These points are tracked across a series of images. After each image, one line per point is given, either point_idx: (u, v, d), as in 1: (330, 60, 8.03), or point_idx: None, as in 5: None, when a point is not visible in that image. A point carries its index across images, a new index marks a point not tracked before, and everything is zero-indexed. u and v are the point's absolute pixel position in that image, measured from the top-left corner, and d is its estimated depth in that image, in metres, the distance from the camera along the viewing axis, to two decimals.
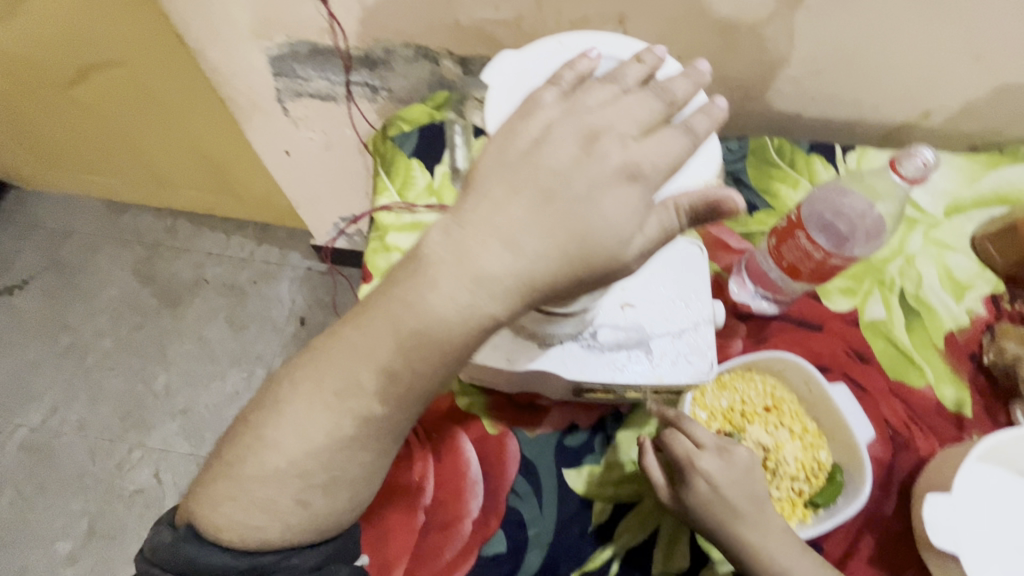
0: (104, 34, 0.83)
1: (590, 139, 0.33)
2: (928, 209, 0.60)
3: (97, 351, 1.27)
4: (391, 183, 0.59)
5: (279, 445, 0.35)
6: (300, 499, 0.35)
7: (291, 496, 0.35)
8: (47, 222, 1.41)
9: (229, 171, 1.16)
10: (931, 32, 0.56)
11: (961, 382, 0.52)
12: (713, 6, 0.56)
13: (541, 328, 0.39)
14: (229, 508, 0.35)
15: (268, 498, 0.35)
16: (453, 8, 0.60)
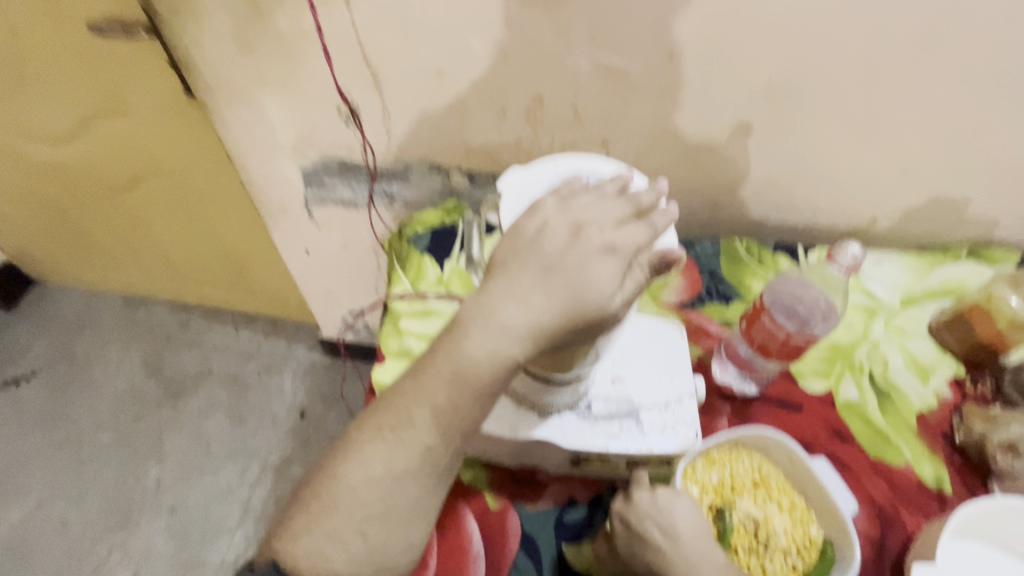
0: (160, 151, 0.96)
1: (577, 227, 0.39)
2: (885, 300, 0.67)
3: (93, 444, 1.27)
4: (405, 274, 0.67)
5: (348, 478, 0.37)
6: (362, 529, 0.37)
7: (354, 524, 0.37)
8: (66, 315, 1.47)
9: (249, 269, 1.25)
10: (861, 155, 0.67)
11: (938, 460, 0.56)
12: (679, 134, 0.68)
13: (540, 398, 0.44)
14: (304, 539, 0.37)
15: (336, 526, 0.37)
16: (464, 134, 0.73)
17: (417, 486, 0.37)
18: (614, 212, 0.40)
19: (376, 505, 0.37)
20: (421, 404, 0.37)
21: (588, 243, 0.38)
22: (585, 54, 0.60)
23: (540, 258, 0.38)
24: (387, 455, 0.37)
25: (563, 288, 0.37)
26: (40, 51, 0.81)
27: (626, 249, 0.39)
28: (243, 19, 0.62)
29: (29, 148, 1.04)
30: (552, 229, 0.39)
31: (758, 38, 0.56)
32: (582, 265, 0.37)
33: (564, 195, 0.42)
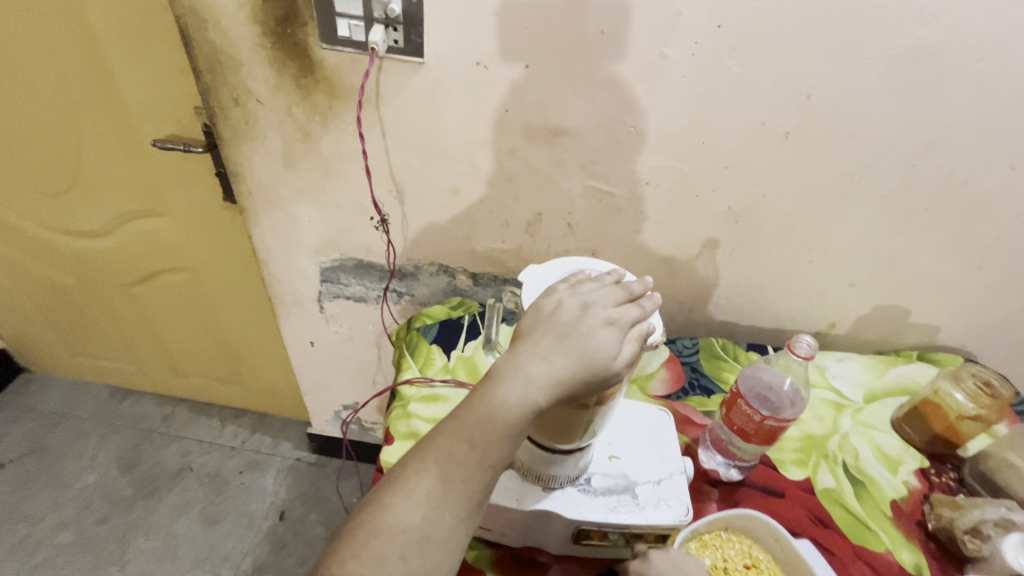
0: (186, 248, 1.05)
1: (585, 306, 0.44)
2: (850, 396, 0.74)
3: (51, 546, 1.18)
4: (414, 361, 0.72)
5: (395, 507, 0.39)
6: (403, 552, 0.38)
7: (395, 549, 0.38)
8: (47, 405, 1.44)
9: (247, 362, 1.28)
10: (812, 268, 0.79)
11: (914, 546, 0.59)
12: (658, 247, 0.79)
13: (546, 470, 0.48)
14: (351, 564, 0.38)
15: (379, 550, 0.38)
16: (471, 241, 0.83)
17: (453, 515, 0.39)
18: (613, 295, 0.46)
19: (416, 531, 0.39)
20: (460, 438, 0.40)
21: (593, 317, 0.43)
22: (577, 181, 0.73)
23: (556, 326, 0.43)
24: (430, 485, 0.40)
25: (574, 350, 0.42)
26: (98, 159, 0.93)
27: (625, 322, 0.44)
28: (291, 141, 0.74)
29: (60, 241, 1.11)
30: (564, 306, 0.45)
31: (716, 173, 0.70)
32: (590, 333, 0.42)
33: (569, 281, 0.48)
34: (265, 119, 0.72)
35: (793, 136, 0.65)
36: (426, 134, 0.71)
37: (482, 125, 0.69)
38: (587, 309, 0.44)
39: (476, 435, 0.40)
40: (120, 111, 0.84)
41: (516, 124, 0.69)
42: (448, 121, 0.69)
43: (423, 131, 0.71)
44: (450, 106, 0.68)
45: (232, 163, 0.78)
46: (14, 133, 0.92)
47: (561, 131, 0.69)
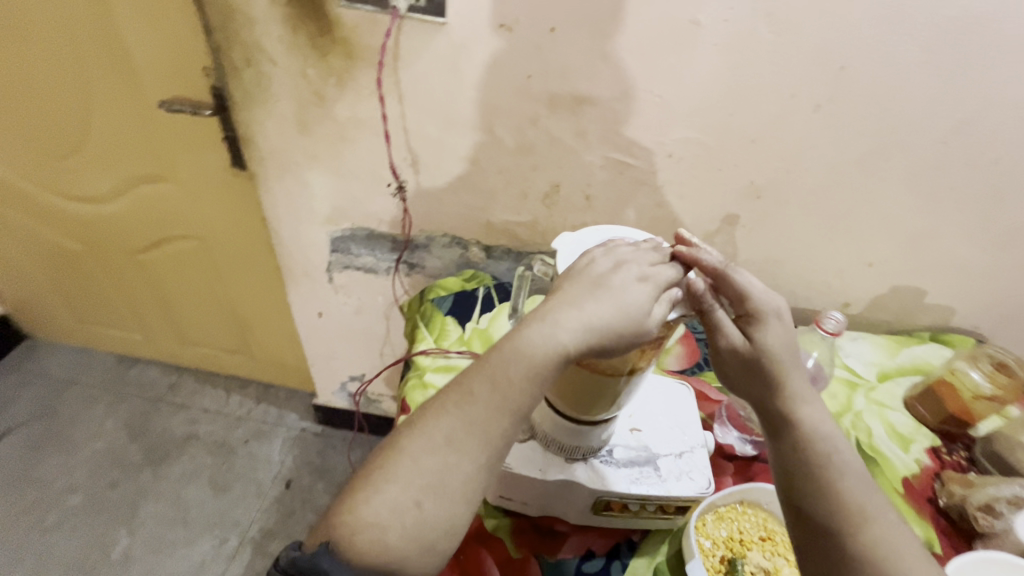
0: (194, 215, 1.03)
1: (619, 262, 0.44)
2: (863, 375, 0.74)
3: (60, 509, 1.19)
4: (429, 333, 0.72)
5: (411, 450, 0.38)
6: (418, 500, 0.37)
7: (411, 495, 0.37)
8: (51, 372, 1.44)
9: (254, 332, 1.28)
10: (832, 246, 0.78)
11: (925, 522, 0.60)
12: (676, 222, 0.77)
13: (570, 440, 0.49)
14: (363, 510, 0.37)
15: (395, 495, 0.37)
16: (486, 213, 0.82)
17: (472, 460, 0.38)
18: (649, 253, 0.46)
19: (434, 476, 0.38)
20: (482, 379, 0.40)
21: (628, 274, 0.43)
22: (598, 152, 0.72)
23: (587, 280, 0.43)
24: (450, 427, 0.39)
25: (607, 303, 0.41)
26: (103, 122, 0.90)
27: (660, 282, 0.44)
28: (305, 105, 0.71)
29: (63, 205, 1.09)
30: (600, 261, 0.44)
31: (742, 146, 0.68)
32: (626, 289, 0.42)
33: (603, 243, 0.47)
34: (279, 80, 0.70)
35: (824, 109, 0.64)
36: (446, 101, 0.69)
37: (504, 93, 0.67)
38: (623, 265, 0.44)
39: (497, 374, 0.40)
40: (127, 71, 0.81)
41: (539, 92, 0.67)
42: (469, 87, 0.67)
43: (442, 97, 0.68)
44: (471, 71, 0.66)
45: (243, 127, 0.76)
46: (16, 92, 0.90)
47: (585, 100, 0.67)
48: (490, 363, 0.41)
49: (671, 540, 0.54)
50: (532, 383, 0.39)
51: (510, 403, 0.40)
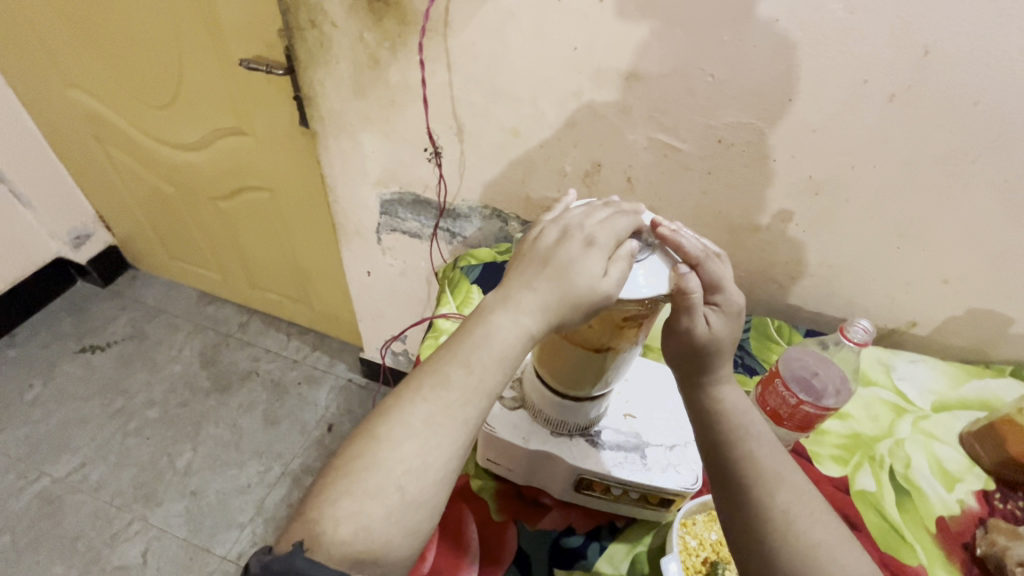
0: (267, 169, 1.12)
1: (565, 229, 0.44)
2: (915, 402, 0.67)
3: (141, 418, 1.37)
4: (452, 298, 0.74)
5: (389, 437, 0.40)
6: (400, 484, 0.39)
7: (394, 480, 0.39)
8: (147, 300, 1.64)
9: (313, 284, 1.38)
10: (898, 255, 0.70)
11: (954, 568, 0.53)
12: (719, 214, 0.73)
13: (556, 415, 0.48)
14: (344, 502, 0.38)
15: (377, 483, 0.38)
16: (526, 187, 0.82)
17: (451, 443, 0.40)
18: (598, 213, 0.45)
19: (415, 461, 0.39)
20: (457, 363, 0.41)
21: (573, 241, 0.43)
22: (642, 132, 0.69)
23: (539, 255, 0.43)
24: (427, 411, 0.41)
25: (554, 278, 0.41)
26: (195, 74, 0.99)
27: (608, 241, 0.43)
28: (361, 68, 0.75)
29: (162, 151, 1.23)
30: (547, 231, 0.45)
31: (801, 136, 0.63)
32: (570, 259, 0.42)
33: (557, 214, 0.48)
34: (340, 43, 0.73)
35: (901, 98, 0.57)
36: (492, 70, 0.69)
37: (549, 65, 0.66)
38: (567, 231, 0.44)
39: (472, 360, 0.41)
40: (216, 29, 0.89)
41: (585, 64, 0.65)
42: (514, 57, 0.67)
43: (488, 65, 0.69)
44: (517, 40, 0.65)
45: (307, 87, 0.81)
46: (128, 45, 1.01)
47: (631, 75, 0.64)
48: (461, 348, 0.42)
49: (655, 533, 0.53)
50: (501, 363, 0.41)
51: (483, 361, 0.41)
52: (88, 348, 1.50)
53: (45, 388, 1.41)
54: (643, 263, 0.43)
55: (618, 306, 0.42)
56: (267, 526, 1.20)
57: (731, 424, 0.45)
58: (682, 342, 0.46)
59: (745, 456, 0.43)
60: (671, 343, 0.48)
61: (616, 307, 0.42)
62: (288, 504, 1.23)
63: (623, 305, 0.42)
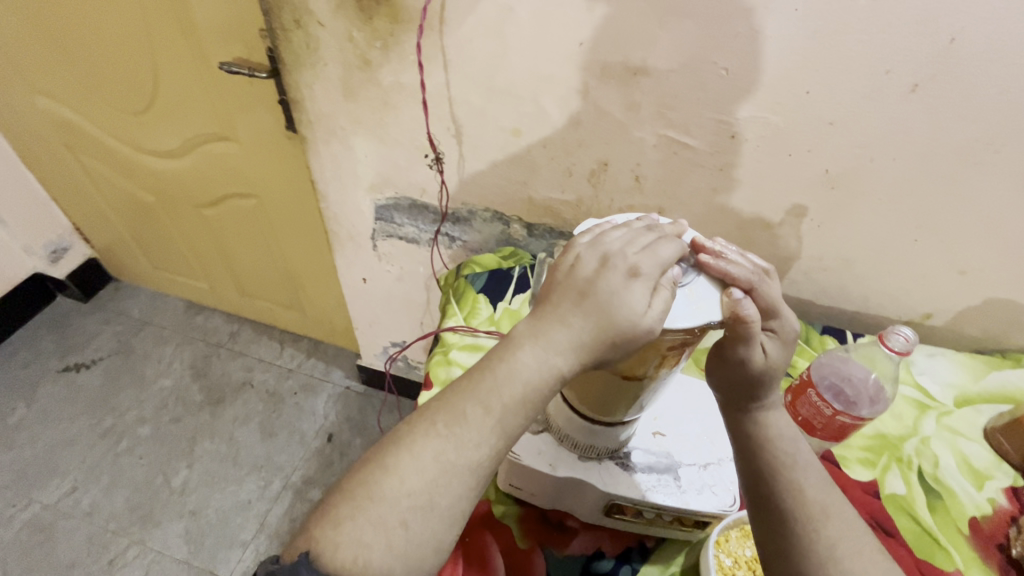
0: (252, 175, 1.07)
1: (604, 257, 0.41)
2: (937, 397, 0.66)
3: (132, 437, 1.32)
4: (459, 309, 0.71)
5: (399, 469, 0.38)
6: (405, 519, 0.37)
7: (398, 514, 0.37)
8: (132, 312, 1.59)
9: (306, 291, 1.33)
10: (916, 247, 0.68)
11: (990, 571, 0.52)
12: (731, 209, 0.71)
13: (585, 440, 0.49)
14: (347, 527, 0.37)
15: (380, 514, 0.37)
16: (528, 188, 0.78)
17: (461, 484, 0.38)
18: (639, 238, 0.42)
19: (422, 497, 0.38)
20: (474, 401, 0.39)
21: (614, 270, 0.40)
22: (651, 129, 0.66)
23: (574, 285, 0.40)
24: (438, 448, 0.39)
25: (591, 310, 0.39)
26: (171, 78, 0.94)
27: (652, 271, 0.40)
28: (350, 68, 0.70)
29: (140, 159, 1.17)
30: (583, 258, 0.41)
31: (818, 129, 0.60)
32: (611, 291, 0.39)
33: (591, 235, 0.44)
34: (327, 43, 0.69)
35: (923, 90, 0.54)
36: (491, 67, 0.65)
37: (552, 61, 0.63)
38: (608, 260, 0.41)
39: (490, 399, 0.39)
40: (190, 29, 0.83)
41: (591, 59, 0.61)
42: (515, 53, 0.63)
43: (487, 63, 0.65)
44: (518, 35, 0.61)
45: (292, 90, 0.76)
46: (97, 48, 0.95)
47: (640, 70, 0.60)
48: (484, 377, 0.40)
49: (687, 552, 0.51)
50: (524, 405, 0.39)
51: (508, 389, 0.39)
52: (72, 366, 1.44)
53: (29, 410, 1.36)
54: (691, 286, 0.42)
55: (665, 338, 0.41)
56: (270, 542, 1.17)
57: (778, 451, 0.45)
58: (736, 370, 0.46)
59: (790, 486, 0.43)
60: (722, 369, 0.48)
61: (662, 340, 0.41)
62: (291, 519, 1.20)
63: (670, 339, 0.40)
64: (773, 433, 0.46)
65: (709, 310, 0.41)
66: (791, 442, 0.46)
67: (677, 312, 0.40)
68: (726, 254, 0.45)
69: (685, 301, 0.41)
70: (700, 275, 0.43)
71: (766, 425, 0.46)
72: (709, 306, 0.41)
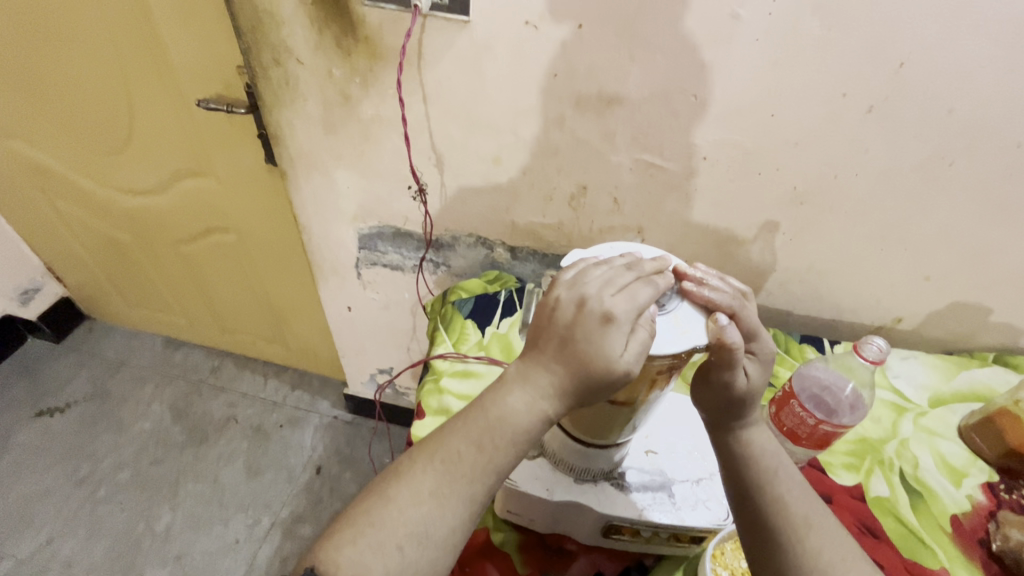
0: (232, 209, 1.06)
1: (582, 301, 0.41)
2: (913, 399, 0.69)
3: (112, 483, 1.27)
4: (448, 336, 0.72)
5: (396, 500, 0.39)
6: (401, 546, 0.37)
7: (394, 542, 0.37)
8: (108, 352, 1.55)
9: (289, 322, 1.32)
10: (882, 256, 0.71)
11: (974, 567, 0.54)
12: (707, 227, 0.73)
13: (579, 463, 0.50)
14: (349, 549, 0.37)
15: (379, 540, 0.37)
16: (510, 214, 0.80)
17: (456, 515, 0.39)
18: (617, 279, 0.42)
19: (418, 526, 0.38)
20: (468, 439, 0.40)
21: (590, 315, 0.40)
22: (627, 154, 0.68)
23: (555, 331, 0.41)
24: (434, 482, 0.39)
25: (570, 360, 0.40)
26: (147, 117, 0.93)
27: (636, 301, 0.41)
28: (331, 105, 0.72)
29: (114, 197, 1.15)
30: (561, 303, 0.41)
31: (783, 150, 0.63)
32: (588, 337, 0.39)
33: (573, 273, 0.44)
34: (307, 81, 0.70)
35: (878, 111, 0.58)
36: (470, 101, 0.67)
37: (528, 93, 0.65)
38: (584, 304, 0.41)
39: (484, 438, 0.40)
40: (167, 70, 0.83)
41: (565, 91, 0.64)
42: (492, 87, 0.65)
43: (466, 97, 0.67)
44: (494, 70, 0.63)
45: (273, 127, 0.77)
46: (70, 90, 0.94)
47: (614, 100, 0.63)
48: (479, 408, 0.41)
49: (684, 567, 0.52)
50: (515, 445, 0.40)
51: (503, 419, 0.40)
52: (45, 412, 1.40)
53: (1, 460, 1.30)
54: (675, 313, 0.44)
55: (652, 362, 0.42)
56: None
57: (760, 467, 0.46)
58: (720, 392, 0.48)
59: (774, 500, 0.44)
60: (707, 392, 0.49)
61: (649, 365, 0.42)
62: (281, 558, 1.17)
63: (656, 363, 0.42)
64: (757, 450, 0.48)
65: (693, 335, 0.42)
66: (772, 457, 0.47)
67: (661, 338, 0.42)
68: (709, 281, 0.47)
69: (669, 328, 0.42)
70: (683, 301, 0.45)
71: (750, 444, 0.48)
72: (692, 332, 0.42)
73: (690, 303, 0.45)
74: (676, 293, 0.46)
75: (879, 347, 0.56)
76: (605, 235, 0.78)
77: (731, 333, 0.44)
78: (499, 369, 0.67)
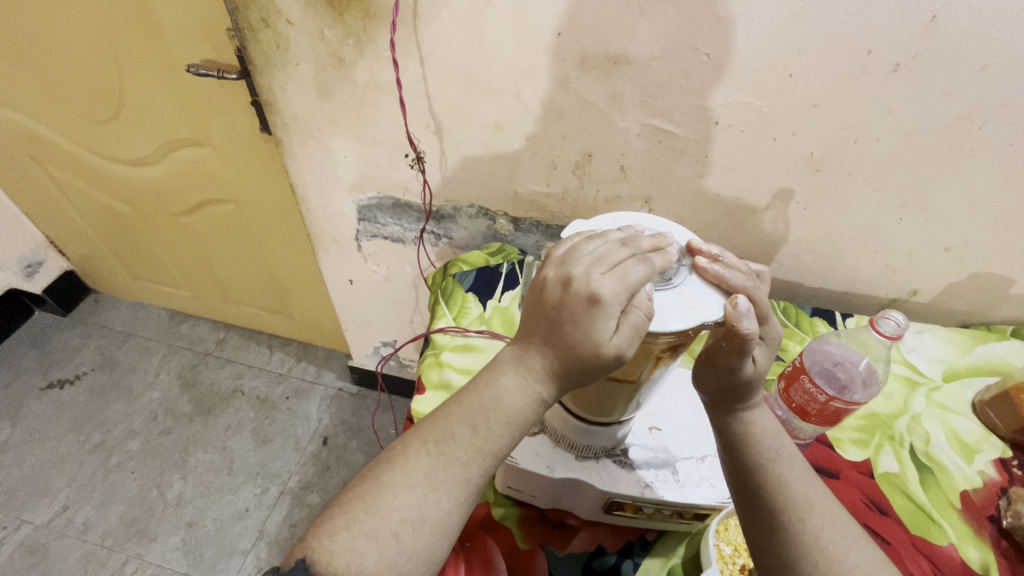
0: (230, 180, 1.04)
1: (567, 281, 0.39)
2: (926, 373, 0.67)
3: (123, 452, 1.30)
4: (448, 309, 0.71)
5: (391, 484, 0.38)
6: (396, 530, 0.36)
7: (389, 526, 0.36)
8: (115, 324, 1.56)
9: (291, 295, 1.31)
10: (901, 226, 0.68)
11: (984, 544, 0.53)
12: (718, 196, 0.70)
13: (580, 439, 0.49)
14: (342, 536, 0.36)
15: (373, 525, 0.36)
16: (514, 182, 0.77)
17: (451, 498, 0.38)
18: (609, 255, 0.40)
19: (413, 510, 0.37)
20: (463, 422, 0.39)
21: (576, 297, 0.38)
22: (634, 118, 0.65)
23: (545, 314, 0.39)
24: (428, 466, 0.38)
25: (559, 344, 0.38)
26: (139, 84, 0.90)
27: (629, 283, 0.38)
28: (324, 68, 0.68)
29: (111, 168, 1.13)
30: (550, 282, 0.39)
31: (801, 113, 0.59)
32: (575, 320, 0.37)
33: (565, 249, 0.42)
34: (298, 42, 0.66)
35: (906, 69, 0.53)
36: (469, 62, 0.64)
37: (530, 53, 0.61)
38: (573, 282, 0.38)
39: (478, 420, 0.39)
40: (155, 31, 0.80)
41: (570, 50, 0.60)
42: (493, 46, 0.61)
43: (466, 57, 0.63)
44: (495, 28, 0.60)
45: (266, 92, 0.74)
46: (57, 55, 0.91)
47: (620, 59, 0.59)
48: (473, 396, 0.40)
49: (688, 542, 0.51)
50: (510, 428, 0.39)
51: (494, 405, 0.39)
52: (55, 383, 1.41)
53: (14, 430, 1.32)
54: (681, 288, 0.42)
55: (655, 338, 0.40)
56: (271, 549, 1.16)
57: (761, 448, 0.45)
58: (724, 375, 0.46)
59: (775, 480, 0.43)
60: (711, 371, 0.48)
61: (652, 338, 0.40)
62: (290, 525, 1.19)
63: (659, 337, 0.40)
64: (759, 429, 0.46)
65: (700, 312, 0.40)
66: (774, 439, 0.46)
67: (665, 313, 0.40)
68: (722, 257, 0.44)
69: (673, 304, 0.40)
70: (691, 276, 0.43)
71: (752, 424, 0.47)
72: (700, 308, 0.40)
73: (697, 277, 0.43)
74: (683, 267, 0.44)
75: (899, 319, 0.54)
76: (610, 204, 0.76)
77: (747, 309, 0.41)
78: (501, 343, 0.66)
